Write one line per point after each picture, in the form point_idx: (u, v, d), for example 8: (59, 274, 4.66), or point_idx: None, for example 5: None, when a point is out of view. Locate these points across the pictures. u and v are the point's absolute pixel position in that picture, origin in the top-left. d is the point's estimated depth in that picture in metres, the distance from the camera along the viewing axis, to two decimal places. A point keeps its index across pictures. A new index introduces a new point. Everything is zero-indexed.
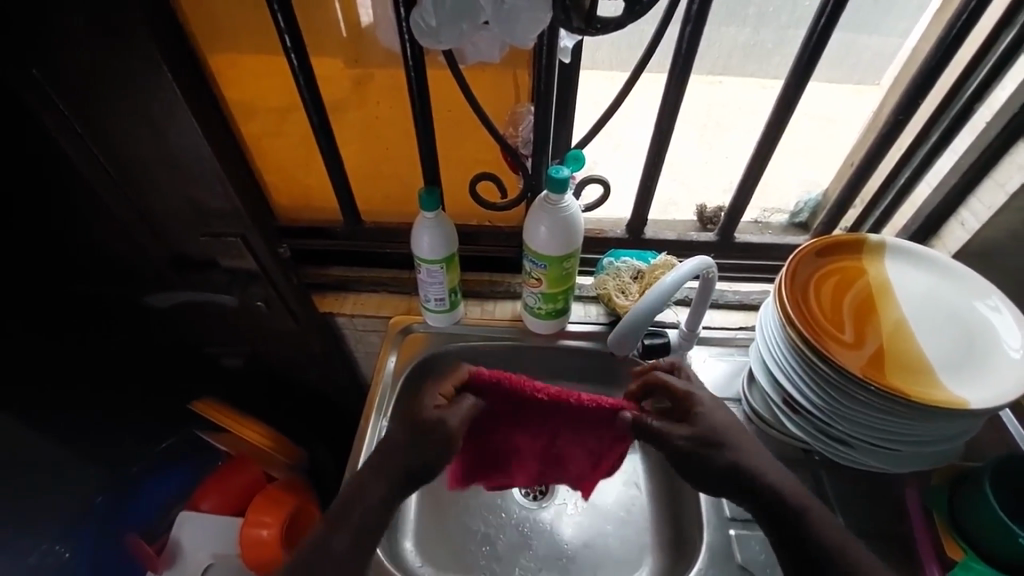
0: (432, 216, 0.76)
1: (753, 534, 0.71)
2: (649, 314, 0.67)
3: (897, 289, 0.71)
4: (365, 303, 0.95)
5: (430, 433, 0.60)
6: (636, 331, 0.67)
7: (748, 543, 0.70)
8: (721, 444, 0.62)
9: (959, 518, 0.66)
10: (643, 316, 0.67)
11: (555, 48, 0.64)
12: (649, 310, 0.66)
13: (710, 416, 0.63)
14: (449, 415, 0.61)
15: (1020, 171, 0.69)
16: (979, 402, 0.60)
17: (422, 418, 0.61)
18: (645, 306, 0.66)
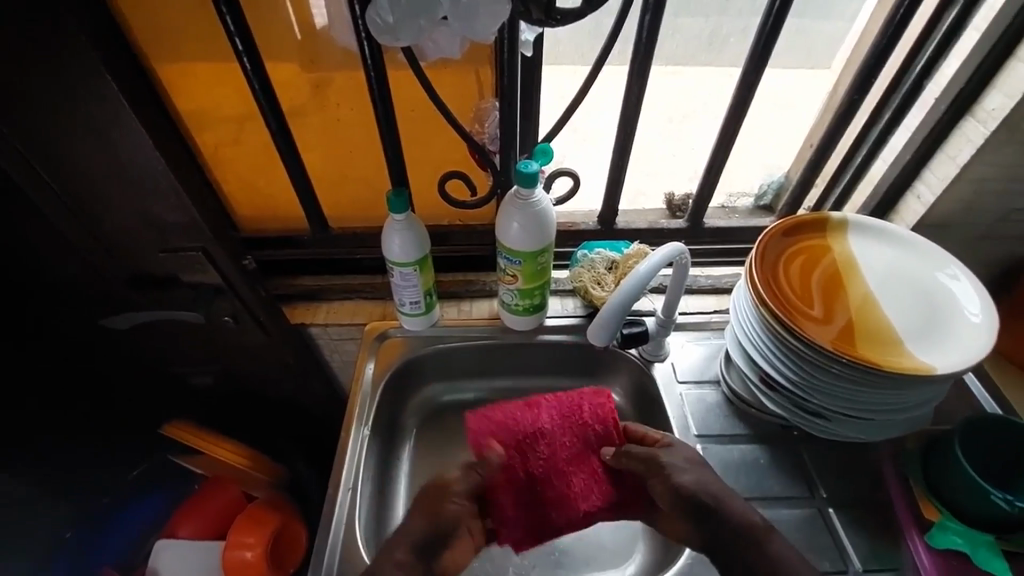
0: (402, 219, 0.76)
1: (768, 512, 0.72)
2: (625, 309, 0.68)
3: (860, 263, 0.74)
4: (339, 312, 0.93)
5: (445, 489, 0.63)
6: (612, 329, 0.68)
7: None
8: (683, 466, 0.65)
9: (936, 481, 0.67)
10: (619, 306, 0.67)
11: (517, 42, 0.63)
12: (625, 300, 0.67)
13: (678, 449, 0.68)
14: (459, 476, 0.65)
15: (969, 144, 0.70)
16: (945, 367, 0.62)
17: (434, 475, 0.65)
18: (621, 296, 0.66)
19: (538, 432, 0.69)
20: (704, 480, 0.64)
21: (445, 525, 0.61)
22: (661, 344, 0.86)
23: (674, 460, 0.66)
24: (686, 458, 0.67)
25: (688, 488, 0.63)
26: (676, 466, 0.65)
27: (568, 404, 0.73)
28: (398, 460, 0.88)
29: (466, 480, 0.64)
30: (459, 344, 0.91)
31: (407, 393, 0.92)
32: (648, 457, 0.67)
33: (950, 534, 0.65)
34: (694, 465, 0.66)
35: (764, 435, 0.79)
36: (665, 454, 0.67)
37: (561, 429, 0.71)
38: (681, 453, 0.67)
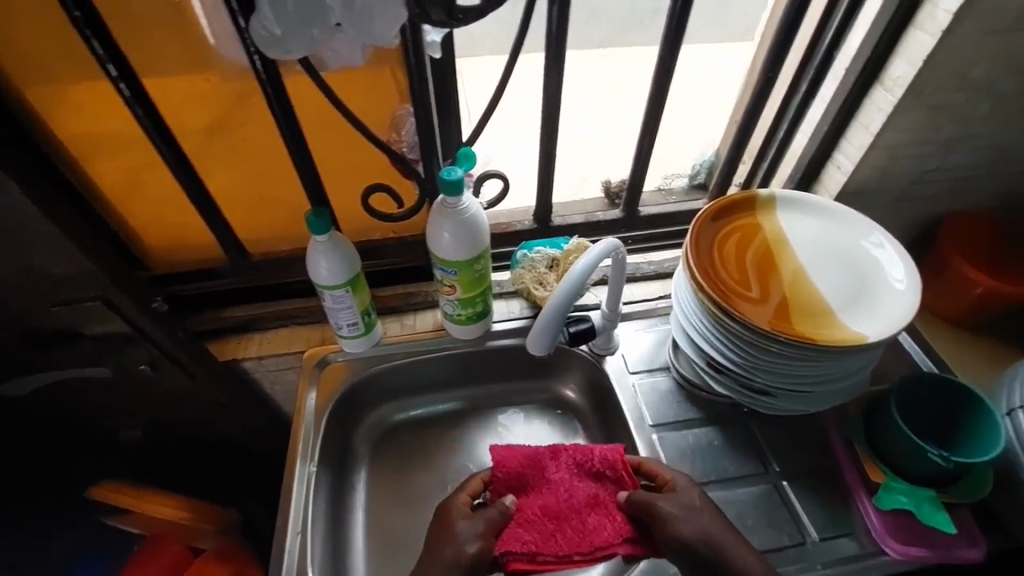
0: (326, 240, 0.71)
1: (728, 493, 0.73)
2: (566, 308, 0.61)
3: (789, 238, 0.75)
4: (273, 341, 0.88)
5: (455, 536, 0.63)
6: (556, 331, 0.61)
7: (726, 505, 0.72)
8: (688, 514, 0.63)
9: (879, 444, 0.69)
10: (560, 308, 0.61)
11: (422, 44, 0.59)
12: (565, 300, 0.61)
13: (681, 492, 0.66)
14: (470, 522, 0.65)
15: (879, 113, 0.72)
16: (876, 334, 0.64)
17: (446, 519, 0.65)
18: (560, 296, 0.61)
19: (549, 480, 0.72)
20: (707, 528, 0.62)
21: (467, 565, 0.61)
22: (610, 337, 0.86)
23: (673, 507, 0.64)
24: (685, 505, 0.64)
25: (691, 538, 0.61)
26: (674, 515, 0.63)
27: (582, 451, 0.74)
28: (354, 488, 0.84)
29: (470, 523, 0.65)
30: (406, 360, 0.88)
31: (356, 417, 0.88)
32: (652, 505, 0.65)
33: (896, 494, 0.67)
34: (695, 513, 0.63)
35: (716, 416, 0.80)
36: (667, 501, 0.64)
37: (576, 476, 0.73)
38: (681, 498, 0.65)
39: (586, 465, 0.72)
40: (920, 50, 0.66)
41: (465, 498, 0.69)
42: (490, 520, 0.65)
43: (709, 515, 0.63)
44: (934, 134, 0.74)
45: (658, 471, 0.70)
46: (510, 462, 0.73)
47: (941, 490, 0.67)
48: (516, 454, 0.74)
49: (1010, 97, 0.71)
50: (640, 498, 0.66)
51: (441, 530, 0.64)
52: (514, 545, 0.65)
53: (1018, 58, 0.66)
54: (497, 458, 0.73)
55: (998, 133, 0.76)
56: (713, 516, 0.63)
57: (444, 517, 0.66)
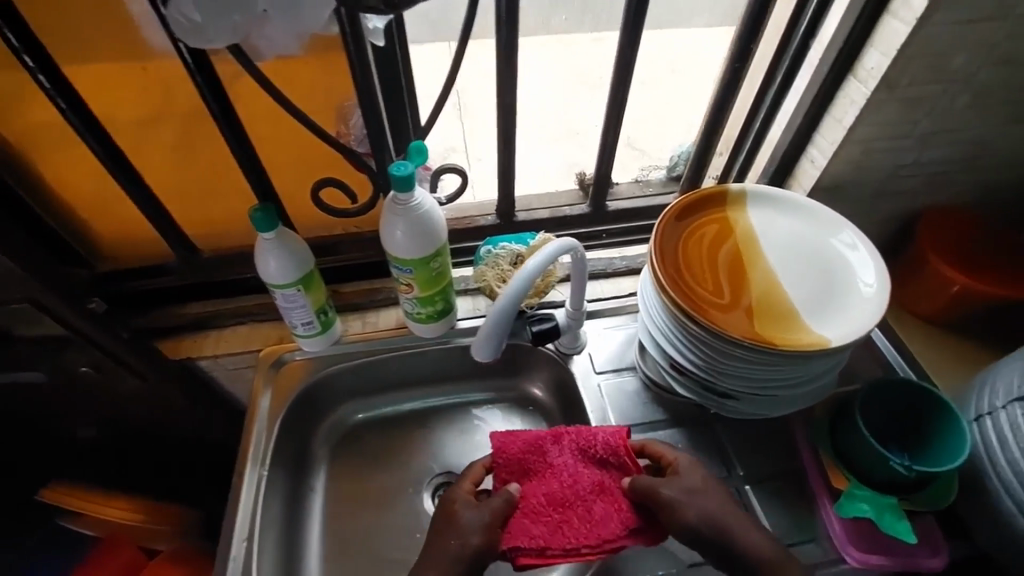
0: (273, 238, 0.69)
1: None
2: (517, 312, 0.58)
3: (759, 235, 0.72)
4: (231, 339, 0.85)
5: (460, 528, 0.60)
6: (502, 335, 0.59)
7: None
8: (693, 500, 0.61)
9: (844, 450, 0.68)
10: (506, 310, 0.58)
11: (364, 32, 0.55)
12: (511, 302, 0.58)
13: (686, 478, 0.63)
14: (476, 512, 0.62)
15: (853, 105, 0.68)
16: (839, 339, 0.62)
17: (450, 510, 0.62)
18: (507, 298, 0.58)
19: (551, 465, 0.69)
20: (714, 513, 0.60)
21: (470, 558, 0.58)
22: (576, 336, 0.83)
23: (679, 492, 0.61)
24: (687, 489, 0.62)
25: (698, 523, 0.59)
26: (678, 500, 0.61)
27: (585, 438, 0.70)
28: (312, 490, 0.83)
29: (475, 513, 0.62)
30: (367, 359, 0.85)
31: (316, 416, 0.86)
32: (656, 491, 0.62)
33: (858, 501, 0.66)
34: (700, 497, 0.61)
35: (682, 418, 0.78)
36: (672, 485, 0.62)
37: (579, 460, 0.69)
38: (685, 483, 0.62)
39: (590, 452, 0.69)
40: (895, 38, 0.62)
41: (468, 486, 0.65)
42: (496, 511, 0.62)
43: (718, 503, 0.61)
44: (910, 128, 0.70)
45: (662, 455, 0.67)
46: (514, 447, 0.69)
47: (903, 497, 0.65)
48: (519, 441, 0.69)
49: (989, 88, 0.68)
50: (645, 484, 0.63)
51: (446, 523, 0.61)
52: (521, 540, 0.62)
53: (998, 48, 0.63)
54: (500, 445, 0.69)
55: (977, 126, 0.72)
56: (721, 503, 0.61)
57: (447, 509, 0.62)
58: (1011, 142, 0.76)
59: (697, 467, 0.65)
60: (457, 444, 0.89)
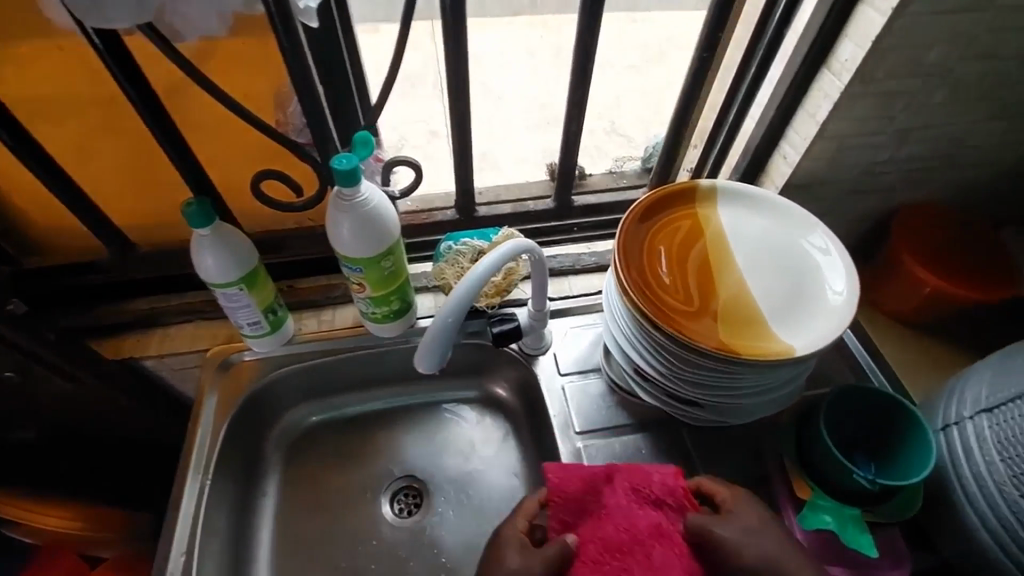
0: (209, 234, 0.64)
1: None
2: (461, 323, 0.57)
3: (728, 234, 0.69)
4: (176, 338, 0.81)
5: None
6: (446, 347, 0.57)
7: None
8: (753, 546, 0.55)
9: (808, 459, 0.64)
10: (454, 318, 0.56)
11: (295, 11, 0.51)
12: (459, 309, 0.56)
13: (741, 520, 0.57)
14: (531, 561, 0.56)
15: (826, 99, 0.65)
16: (804, 347, 0.59)
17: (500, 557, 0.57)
18: (452, 305, 0.56)
19: (606, 505, 0.60)
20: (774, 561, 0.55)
21: None
22: (540, 337, 0.80)
23: (735, 533, 0.56)
24: (744, 528, 0.57)
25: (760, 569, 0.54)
26: (734, 540, 0.56)
27: (638, 476, 0.61)
28: (264, 495, 0.79)
29: (523, 556, 0.57)
30: (321, 360, 0.82)
31: (269, 418, 0.82)
32: (712, 534, 0.56)
33: (821, 512, 0.61)
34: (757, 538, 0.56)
35: (647, 422, 0.75)
36: (727, 526, 0.57)
37: (635, 502, 0.60)
38: (743, 524, 0.57)
39: (643, 492, 0.60)
40: (871, 28, 0.58)
41: (522, 527, 0.60)
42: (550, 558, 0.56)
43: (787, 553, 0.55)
44: (886, 123, 0.67)
45: (722, 495, 0.60)
46: (570, 486, 0.62)
47: (866, 508, 0.61)
48: (569, 477, 0.62)
49: (969, 83, 0.64)
50: (707, 530, 0.57)
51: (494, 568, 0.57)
52: None
53: (978, 40, 0.59)
54: (550, 481, 0.62)
55: (956, 122, 0.69)
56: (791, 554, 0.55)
57: (495, 553, 0.58)
58: (990, 139, 0.73)
59: (751, 507, 0.59)
60: (419, 446, 0.85)
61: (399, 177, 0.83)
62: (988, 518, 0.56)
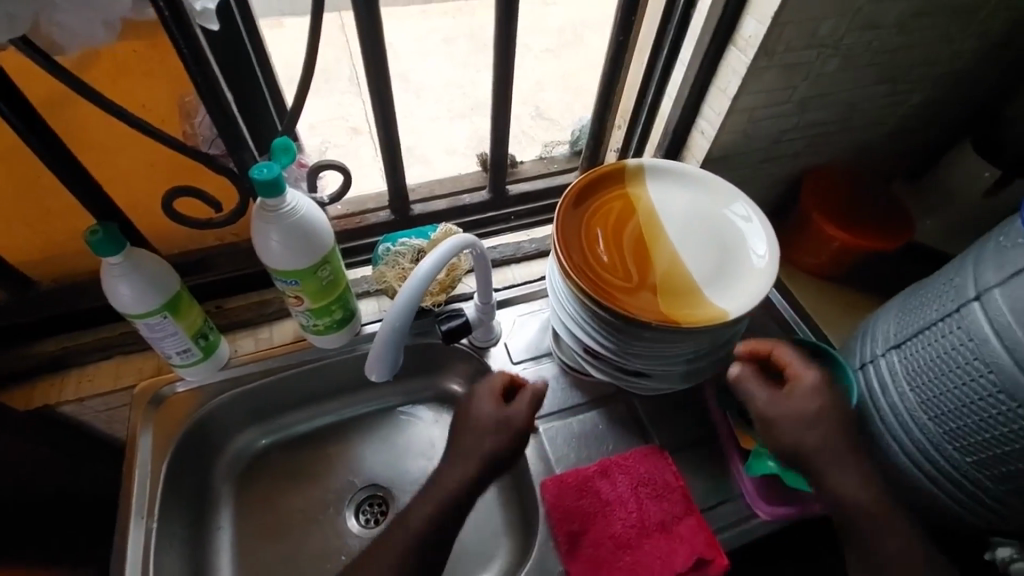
0: (121, 260, 0.59)
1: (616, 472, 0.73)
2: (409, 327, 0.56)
3: (657, 209, 0.72)
4: (96, 378, 0.74)
5: (476, 421, 0.64)
6: (396, 354, 0.56)
7: None
8: (789, 428, 0.60)
9: (750, 412, 0.70)
10: (400, 326, 0.55)
11: (192, 14, 0.47)
12: (403, 319, 0.55)
13: (800, 408, 0.61)
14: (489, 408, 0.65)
15: (734, 75, 0.68)
16: (737, 309, 0.63)
17: (474, 410, 0.65)
18: (396, 316, 0.54)
19: (614, 503, 0.67)
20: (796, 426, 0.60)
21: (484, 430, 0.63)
22: (490, 329, 0.80)
23: (785, 400, 0.62)
24: (800, 413, 0.60)
25: (795, 436, 0.60)
26: (773, 413, 0.62)
27: (637, 474, 0.69)
28: (219, 529, 0.75)
29: (489, 412, 0.64)
30: (263, 381, 0.78)
31: (213, 449, 0.78)
32: (744, 392, 0.64)
33: (764, 458, 0.66)
34: (801, 428, 0.60)
35: (601, 398, 0.78)
36: (765, 393, 0.63)
37: (639, 498, 0.68)
38: (801, 403, 0.61)
39: (645, 489, 0.68)
40: (769, 6, 0.61)
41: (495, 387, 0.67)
42: (515, 429, 0.64)
43: (825, 450, 0.59)
44: (788, 94, 0.72)
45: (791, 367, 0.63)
46: (566, 499, 0.67)
47: (802, 449, 0.67)
48: (568, 487, 0.68)
49: (857, 52, 0.70)
50: (746, 388, 0.64)
51: (463, 417, 0.66)
52: None
53: (862, 12, 0.64)
54: (550, 493, 0.68)
55: (847, 89, 0.76)
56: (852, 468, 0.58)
57: (461, 414, 0.66)
58: (877, 102, 0.80)
59: (816, 394, 0.61)
60: (378, 453, 0.84)
61: (327, 181, 0.79)
62: (905, 443, 0.63)
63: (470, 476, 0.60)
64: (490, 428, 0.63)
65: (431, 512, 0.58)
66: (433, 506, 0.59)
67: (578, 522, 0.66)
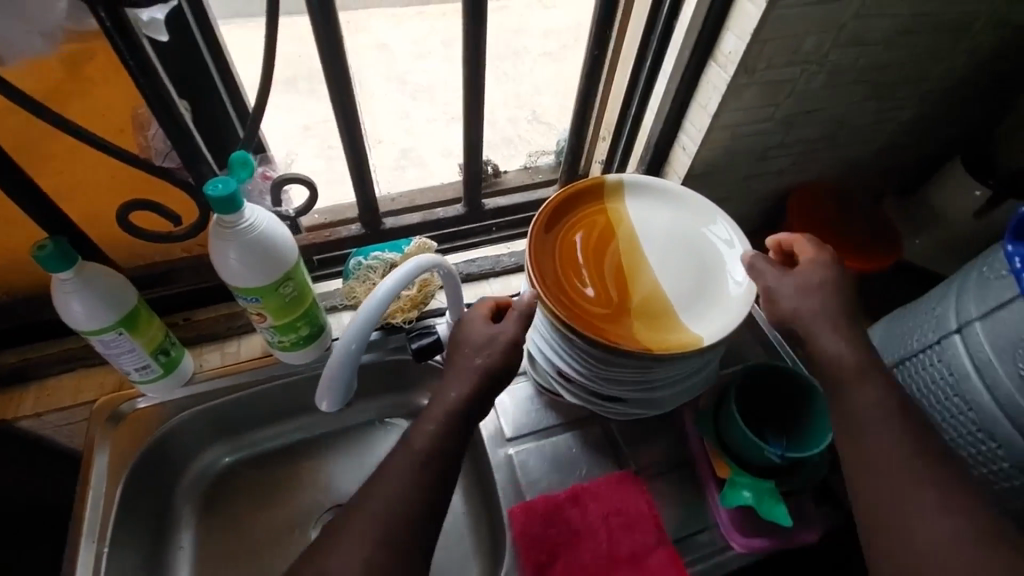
0: (73, 276, 0.57)
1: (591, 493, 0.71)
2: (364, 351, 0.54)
3: (635, 227, 0.70)
4: (55, 392, 0.72)
5: (470, 346, 0.56)
6: (348, 377, 0.54)
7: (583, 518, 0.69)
8: (795, 310, 0.57)
9: (725, 438, 0.67)
10: (355, 350, 0.53)
11: (137, 24, 0.45)
12: (357, 343, 0.52)
13: (806, 278, 0.58)
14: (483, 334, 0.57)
15: (714, 92, 0.66)
16: (712, 335, 0.61)
17: (465, 332, 0.57)
18: (348, 340, 0.52)
19: (583, 532, 0.67)
20: (800, 321, 0.57)
21: (484, 361, 0.55)
22: None
23: (795, 285, 0.58)
24: (804, 285, 0.58)
25: (796, 312, 0.57)
26: (783, 293, 0.58)
27: (608, 502, 0.68)
28: (180, 549, 0.73)
29: (479, 333, 0.57)
30: (228, 397, 0.75)
31: (175, 466, 0.75)
32: (752, 271, 0.61)
33: (740, 489, 0.64)
34: (807, 297, 0.57)
35: (576, 420, 0.75)
36: (772, 277, 0.59)
37: (609, 528, 0.67)
38: (807, 276, 0.58)
39: (616, 519, 0.67)
40: (748, 22, 0.59)
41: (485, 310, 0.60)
42: (510, 339, 0.56)
43: (822, 320, 0.56)
44: (771, 111, 0.70)
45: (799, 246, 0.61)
46: (534, 527, 0.66)
47: (779, 480, 0.65)
48: (536, 515, 0.67)
49: (843, 69, 0.67)
50: (755, 272, 0.61)
51: (455, 346, 0.58)
52: None
53: (846, 29, 0.62)
54: (518, 521, 0.66)
55: (833, 106, 0.73)
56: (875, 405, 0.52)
57: (459, 331, 0.59)
58: (866, 119, 0.78)
59: (822, 274, 0.58)
60: (347, 472, 0.82)
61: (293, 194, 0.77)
62: None
63: (467, 395, 0.53)
64: (491, 343, 0.56)
65: (434, 431, 0.51)
66: (437, 424, 0.52)
67: (546, 551, 0.65)
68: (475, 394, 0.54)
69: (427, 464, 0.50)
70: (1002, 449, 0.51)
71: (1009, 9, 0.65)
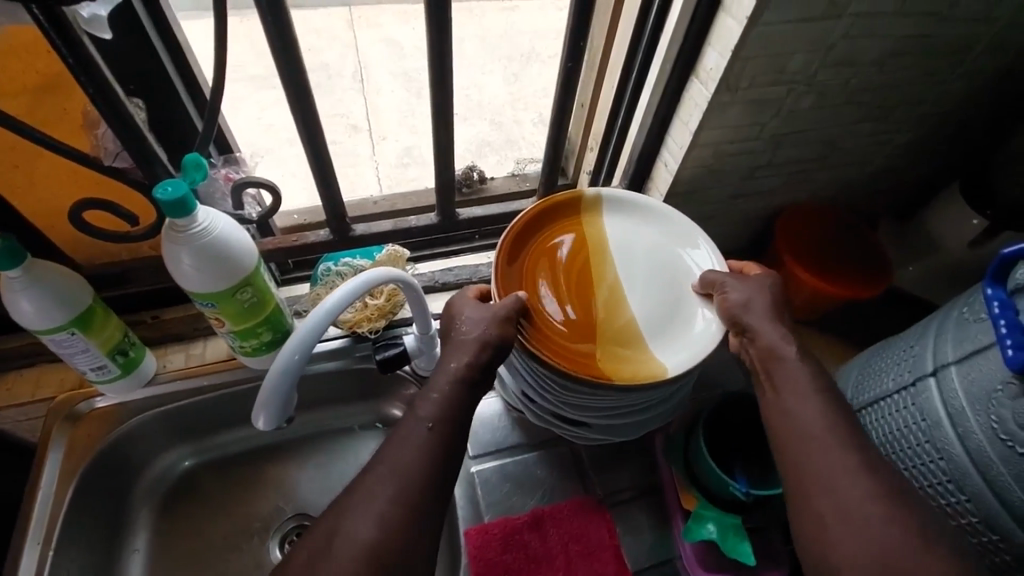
0: (22, 275, 0.56)
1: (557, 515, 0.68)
2: (305, 366, 0.52)
3: (611, 245, 0.67)
4: (15, 388, 0.71)
5: (463, 323, 0.56)
6: (287, 392, 0.51)
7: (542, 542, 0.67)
8: (741, 304, 0.58)
9: (693, 469, 0.64)
10: (295, 363, 0.51)
11: (80, 22, 0.43)
12: (296, 356, 0.50)
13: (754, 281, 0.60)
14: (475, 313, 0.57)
15: (696, 109, 0.64)
16: (677, 366, 0.59)
17: (459, 310, 0.58)
18: (286, 356, 0.50)
19: (541, 559, 0.65)
20: (746, 314, 0.57)
21: (475, 336, 0.54)
22: (433, 357, 0.73)
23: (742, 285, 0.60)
24: (752, 286, 0.59)
25: (742, 305, 0.57)
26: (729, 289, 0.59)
27: (568, 528, 0.67)
28: (133, 552, 0.72)
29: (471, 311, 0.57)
30: (191, 400, 0.74)
31: (135, 465, 0.74)
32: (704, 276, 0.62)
33: (704, 523, 0.61)
34: (754, 296, 0.58)
35: (542, 440, 0.73)
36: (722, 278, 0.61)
37: (567, 554, 0.65)
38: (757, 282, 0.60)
39: (574, 546, 0.66)
40: (730, 38, 0.56)
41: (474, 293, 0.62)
42: (505, 315, 0.56)
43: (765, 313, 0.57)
44: (756, 131, 0.67)
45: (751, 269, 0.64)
46: (490, 551, 0.65)
47: (746, 515, 0.62)
48: (493, 539, 0.65)
49: (833, 90, 0.64)
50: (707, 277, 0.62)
51: (450, 325, 0.57)
52: None
53: (835, 49, 0.59)
54: (473, 544, 0.65)
55: (823, 127, 0.70)
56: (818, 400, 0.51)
57: (452, 312, 0.58)
58: (861, 140, 0.74)
59: (770, 282, 0.60)
60: (311, 481, 0.80)
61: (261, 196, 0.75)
62: None
63: (468, 363, 0.52)
64: (488, 317, 0.56)
65: (439, 399, 0.50)
66: (441, 393, 0.51)
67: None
68: (477, 363, 0.53)
69: (435, 430, 0.49)
70: (972, 503, 0.48)
71: (1011, 32, 0.62)
